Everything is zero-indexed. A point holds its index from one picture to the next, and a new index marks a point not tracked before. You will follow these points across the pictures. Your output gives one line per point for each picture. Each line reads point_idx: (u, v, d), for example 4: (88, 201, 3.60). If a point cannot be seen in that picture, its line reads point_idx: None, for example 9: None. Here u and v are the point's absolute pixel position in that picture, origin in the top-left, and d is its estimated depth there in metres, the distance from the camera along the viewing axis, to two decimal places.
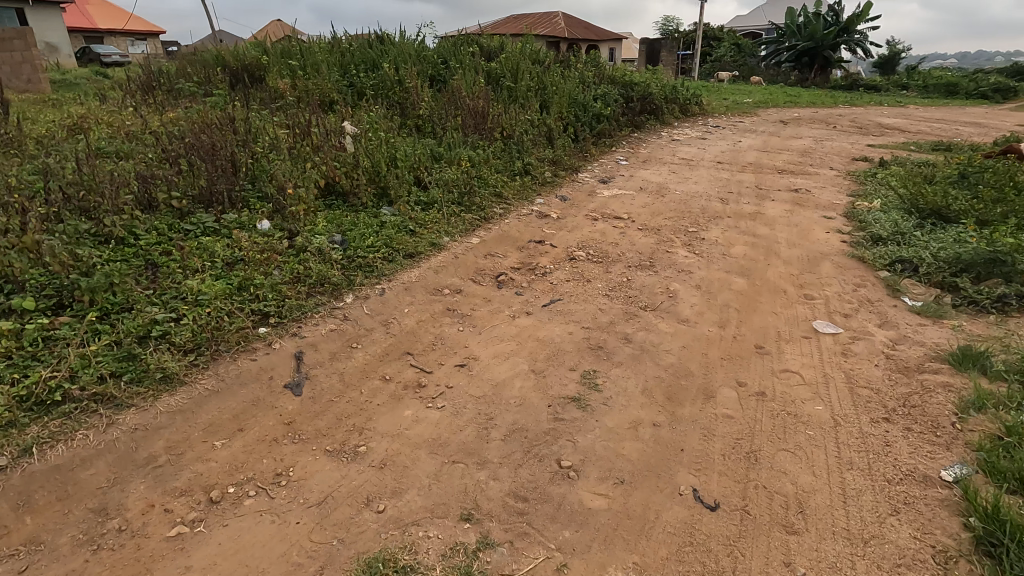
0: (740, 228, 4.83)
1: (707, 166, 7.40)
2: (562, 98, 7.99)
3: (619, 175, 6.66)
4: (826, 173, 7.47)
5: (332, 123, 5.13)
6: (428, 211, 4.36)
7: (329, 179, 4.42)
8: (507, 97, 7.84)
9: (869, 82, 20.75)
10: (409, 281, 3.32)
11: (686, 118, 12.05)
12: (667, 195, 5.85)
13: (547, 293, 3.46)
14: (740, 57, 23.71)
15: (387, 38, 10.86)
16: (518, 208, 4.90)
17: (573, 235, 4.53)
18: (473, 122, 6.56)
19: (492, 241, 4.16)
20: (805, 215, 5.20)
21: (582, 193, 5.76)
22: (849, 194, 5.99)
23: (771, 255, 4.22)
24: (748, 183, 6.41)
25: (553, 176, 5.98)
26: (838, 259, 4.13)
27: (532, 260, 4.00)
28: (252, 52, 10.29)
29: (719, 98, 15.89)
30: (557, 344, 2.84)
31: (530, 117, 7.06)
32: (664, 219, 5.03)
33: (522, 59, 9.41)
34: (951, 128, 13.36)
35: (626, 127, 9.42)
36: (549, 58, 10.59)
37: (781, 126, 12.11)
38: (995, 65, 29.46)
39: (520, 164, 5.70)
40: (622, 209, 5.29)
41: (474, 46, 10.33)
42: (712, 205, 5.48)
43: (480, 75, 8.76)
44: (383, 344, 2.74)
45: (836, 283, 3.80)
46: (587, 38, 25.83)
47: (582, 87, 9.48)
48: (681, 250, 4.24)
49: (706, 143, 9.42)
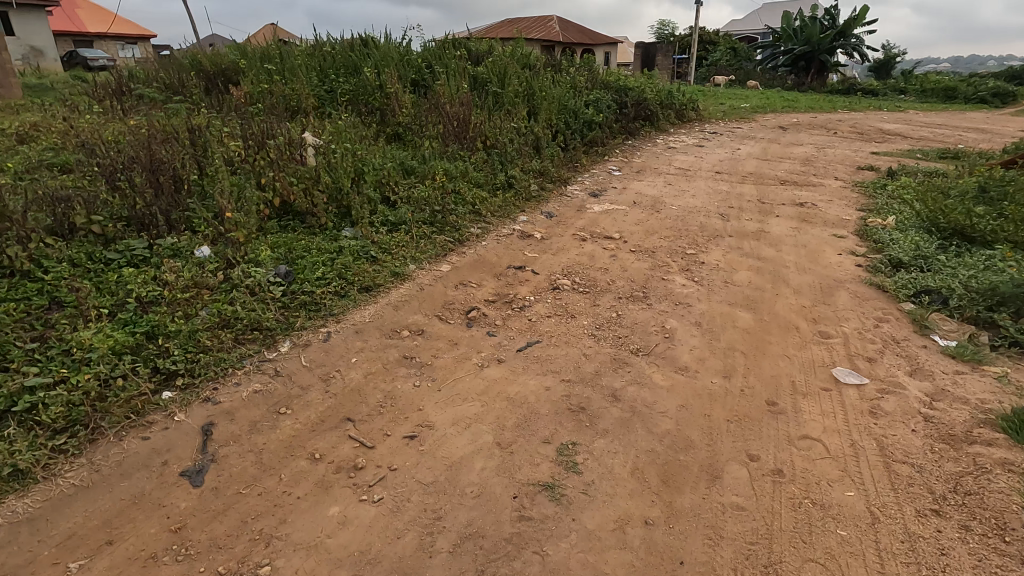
0: (742, 250, 4.38)
1: (705, 177, 6.97)
2: (552, 104, 7.54)
3: (611, 188, 6.22)
4: (831, 184, 7.04)
5: (293, 133, 4.66)
6: (394, 233, 3.90)
7: (284, 197, 3.96)
8: (492, 104, 7.40)
9: (866, 87, 20.41)
10: (361, 321, 2.86)
11: (682, 123, 11.64)
12: (662, 210, 5.41)
13: (523, 334, 3.00)
14: (736, 61, 23.38)
15: (370, 41, 10.41)
16: (498, 227, 4.45)
17: (558, 258, 4.06)
18: (455, 131, 6.11)
19: (465, 268, 3.70)
20: (814, 234, 4.76)
21: (571, 208, 5.31)
22: (858, 209, 5.55)
23: (778, 282, 3.77)
24: (749, 196, 5.97)
25: (539, 189, 5.53)
26: (854, 288, 3.69)
27: (509, 290, 3.53)
28: (228, 56, 9.83)
29: (716, 102, 15.51)
30: (530, 403, 2.37)
31: (516, 126, 6.62)
32: (659, 239, 4.57)
33: (510, 63, 8.98)
34: (953, 134, 12.98)
35: (619, 134, 8.99)
36: (539, 62, 10.15)
37: (780, 132, 11.70)
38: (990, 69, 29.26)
39: (502, 178, 5.26)
40: (613, 227, 4.84)
41: (461, 49, 9.89)
42: (711, 222, 5.04)
43: (466, 80, 8.32)
44: (318, 407, 2.26)
45: (855, 317, 3.35)
46: (582, 42, 25.46)
47: (573, 92, 9.05)
48: (678, 277, 3.78)
49: (703, 151, 8.99)
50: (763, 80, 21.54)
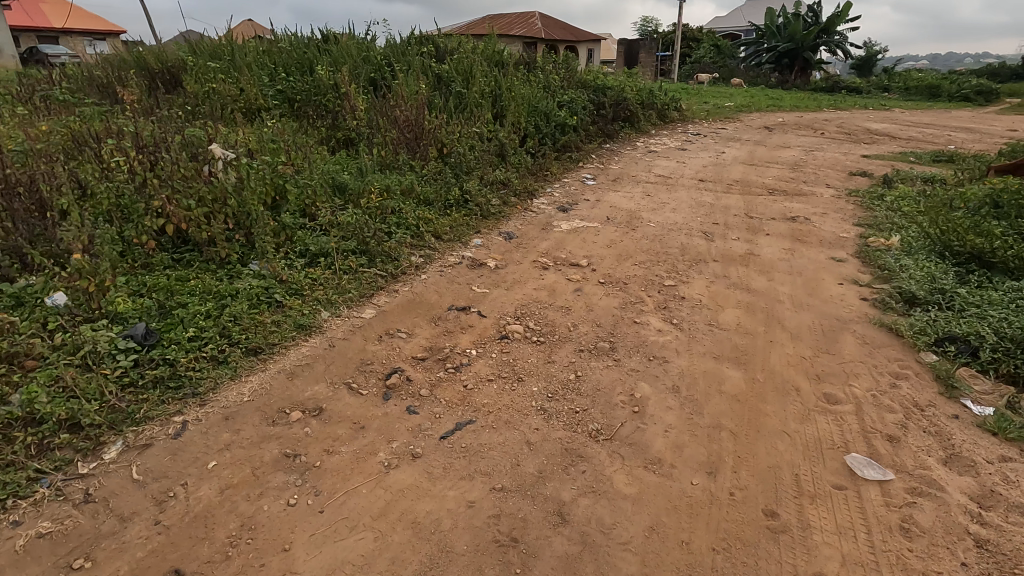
0: (729, 279, 3.76)
1: (687, 186, 6.37)
2: (520, 106, 6.92)
3: (583, 200, 5.59)
4: (823, 193, 6.48)
5: (203, 141, 3.96)
6: (311, 267, 3.23)
7: (178, 224, 3.26)
8: (455, 106, 6.76)
9: (850, 85, 20.06)
10: (235, 401, 2.18)
11: (664, 124, 11.08)
12: (638, 228, 4.79)
13: (453, 409, 2.34)
14: (720, 59, 22.93)
15: (330, 37, 9.68)
16: (445, 254, 3.79)
17: (512, 294, 3.42)
18: (407, 139, 5.44)
19: (395, 311, 3.04)
20: (809, 258, 4.16)
21: (535, 226, 4.67)
22: (856, 225, 5.00)
23: (773, 323, 3.15)
24: (734, 209, 5.39)
25: (501, 205, 4.88)
26: (863, 331, 3.08)
27: (446, 341, 2.88)
28: (174, 52, 9.05)
29: (699, 101, 15.00)
30: (442, 535, 1.73)
31: (478, 133, 5.98)
32: (633, 266, 3.95)
33: (478, 61, 8.32)
34: (942, 134, 12.56)
35: (596, 137, 8.38)
36: (511, 59, 9.49)
37: (766, 133, 11.17)
38: (967, 66, 29.15)
39: (456, 194, 4.60)
40: (581, 250, 4.21)
41: (428, 46, 9.23)
42: (693, 243, 4.42)
43: (428, 83, 7.65)
44: (137, 553, 1.60)
45: (867, 372, 2.74)
46: (564, 39, 24.86)
47: (547, 93, 8.42)
48: (654, 319, 3.15)
49: (686, 155, 8.41)
50: (747, 77, 21.10)
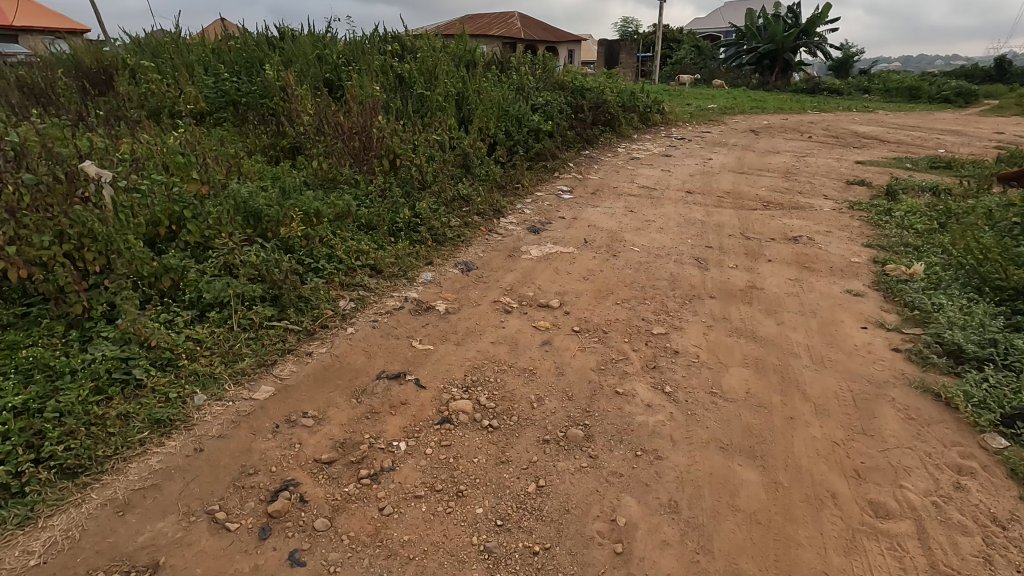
0: (730, 324, 3.10)
1: (674, 199, 5.74)
2: (488, 111, 6.24)
3: (557, 219, 4.92)
4: (821, 205, 5.90)
5: (82, 157, 3.19)
6: (198, 325, 2.49)
7: (26, 268, 2.44)
8: (415, 111, 6.06)
9: (831, 86, 19.74)
10: (14, 569, 1.49)
11: (646, 127, 10.50)
12: (621, 253, 4.13)
13: (356, 556, 1.64)
14: (701, 60, 22.52)
15: (284, 32, 8.88)
16: (383, 296, 3.08)
17: (463, 352, 2.71)
18: (354, 150, 4.72)
19: (303, 385, 2.32)
20: (821, 292, 3.53)
21: (500, 254, 3.98)
22: (865, 248, 4.41)
23: (790, 390, 2.49)
24: (728, 228, 4.78)
25: (460, 227, 4.19)
26: (904, 399, 2.45)
27: (368, 429, 2.17)
28: (108, 48, 8.17)
29: (681, 103, 14.50)
30: None
31: (439, 141, 5.28)
32: (614, 306, 3.28)
33: (444, 61, 7.62)
34: (930, 137, 12.15)
35: (574, 143, 7.75)
36: (482, 59, 8.78)
37: (752, 137, 10.63)
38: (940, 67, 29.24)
39: (405, 215, 3.89)
40: (553, 285, 3.53)
41: (392, 44, 8.51)
42: (684, 274, 3.77)
43: (388, 85, 6.92)
44: None
45: (921, 465, 2.10)
46: (544, 39, 24.23)
47: (520, 96, 7.75)
48: (641, 387, 2.47)
49: (670, 162, 7.80)
50: (728, 79, 20.75)
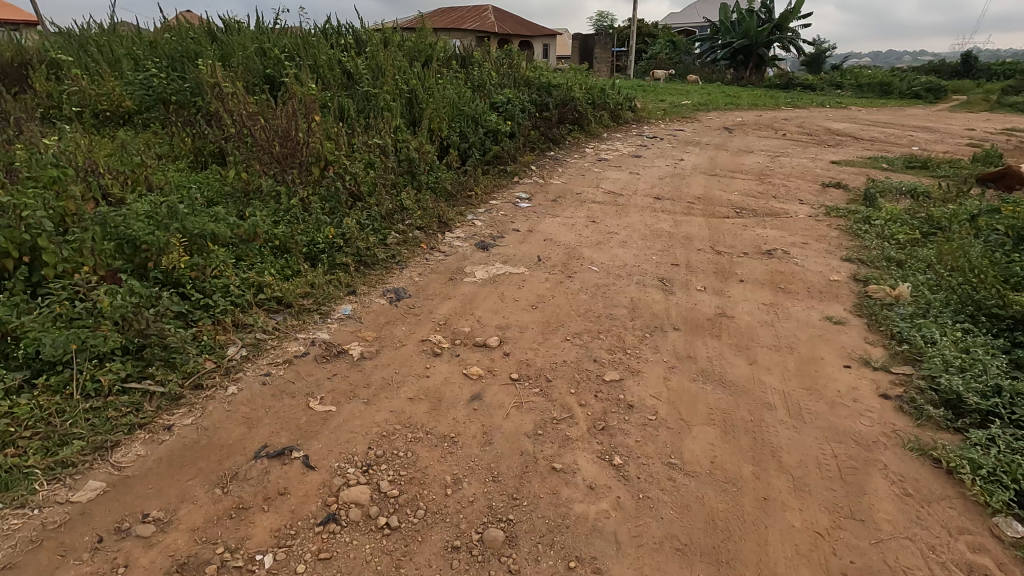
0: (695, 365, 2.67)
1: (640, 207, 5.31)
2: (441, 111, 5.74)
3: (511, 232, 4.46)
4: (796, 211, 5.54)
5: None
6: (22, 395, 1.96)
7: None
8: (359, 112, 5.53)
9: (805, 80, 19.60)
10: None
11: (617, 126, 10.10)
12: (577, 273, 3.68)
13: None
14: (675, 55, 22.22)
15: (226, 23, 8.20)
16: (283, 339, 2.58)
17: (372, 412, 2.23)
18: (278, 157, 4.19)
19: (147, 477, 1.82)
20: (799, 320, 3.13)
21: (439, 278, 3.51)
22: (844, 264, 4.04)
23: (763, 458, 2.07)
24: (696, 240, 4.37)
25: (393, 247, 3.71)
26: (899, 466, 2.04)
27: (225, 536, 1.67)
28: (28, 39, 7.43)
29: (655, 99, 14.16)
30: None
31: (380, 145, 4.77)
32: (563, 343, 2.83)
33: (397, 56, 7.07)
34: (903, 134, 11.94)
35: (538, 145, 7.29)
36: (440, 54, 8.23)
37: (725, 136, 10.27)
38: (909, 64, 29.46)
39: (325, 235, 3.39)
40: (495, 316, 3.07)
41: (345, 37, 7.94)
42: (646, 299, 3.33)
43: (333, 83, 6.36)
44: None
45: (924, 564, 1.69)
46: (517, 33, 23.65)
47: (480, 94, 7.25)
48: (584, 459, 2.03)
49: (639, 164, 7.40)
50: (702, 75, 20.53)
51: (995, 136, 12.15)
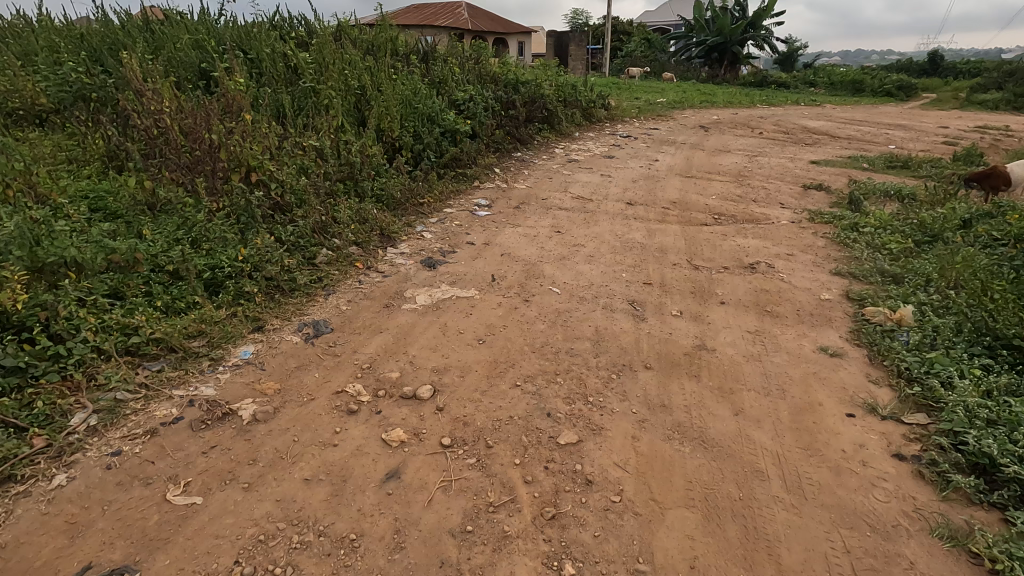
0: (669, 418, 2.20)
1: (610, 215, 4.85)
2: (392, 109, 5.20)
3: (464, 245, 3.95)
4: (778, 216, 5.15)
5: None
6: None
7: None
8: (299, 110, 4.97)
9: (779, 78, 19.43)
10: None
11: (589, 124, 9.66)
12: (536, 296, 3.18)
13: None
14: (650, 52, 21.92)
15: (163, 11, 7.49)
16: (151, 400, 2.03)
17: (252, 503, 1.70)
18: (190, 162, 3.60)
19: None
20: (790, 352, 2.68)
21: (372, 306, 2.98)
22: (834, 279, 3.64)
23: (757, 559, 1.60)
24: (671, 252, 3.92)
25: (315, 269, 3.18)
26: (928, 566, 1.60)
27: None
28: None
29: (629, 97, 13.77)
30: None
31: (316, 148, 4.21)
32: (511, 391, 2.33)
33: (348, 49, 6.49)
34: (879, 132, 11.75)
35: (503, 146, 6.80)
36: (399, 47, 7.66)
37: (700, 134, 9.90)
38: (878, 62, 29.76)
39: (224, 258, 2.82)
40: (432, 355, 2.55)
41: (295, 28, 7.33)
42: (613, 328, 2.85)
43: (274, 80, 5.77)
44: None
45: None
46: (491, 30, 23.10)
47: (439, 90, 6.71)
48: (525, 572, 1.54)
49: (612, 165, 6.95)
50: (678, 72, 20.26)
51: (969, 134, 12.03)
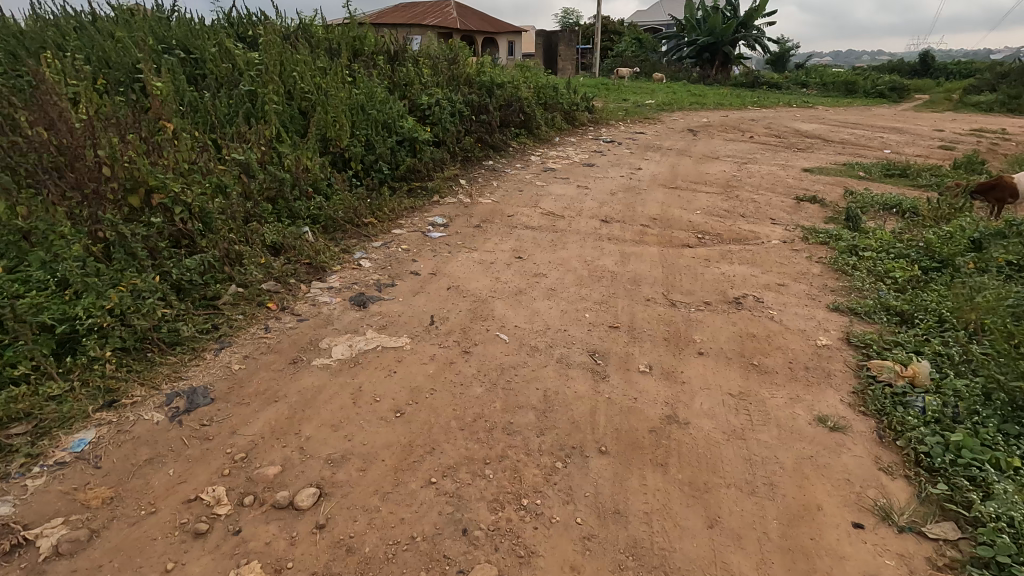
0: (623, 533, 1.69)
1: (581, 235, 4.34)
2: (339, 116, 4.66)
3: (407, 275, 3.43)
4: (768, 234, 4.66)
5: None
6: None
7: None
8: (233, 115, 4.42)
9: (771, 78, 18.99)
10: None
11: (571, 128, 9.16)
12: (479, 345, 2.66)
13: None
14: (641, 52, 21.43)
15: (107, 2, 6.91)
16: None
17: None
18: (76, 179, 3.05)
19: None
20: (781, 425, 2.17)
21: (274, 362, 2.45)
22: (832, 316, 3.14)
23: None
24: (645, 283, 3.42)
25: (208, 315, 2.63)
26: None
27: None
28: None
29: (616, 98, 13.29)
30: None
31: (241, 162, 3.65)
32: (423, 492, 1.81)
33: (302, 49, 5.95)
34: (873, 136, 11.33)
35: (473, 154, 6.28)
36: (364, 45, 7.12)
37: (688, 139, 9.40)
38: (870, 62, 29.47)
39: (77, 309, 2.23)
40: (331, 435, 2.03)
41: (251, 23, 6.77)
42: (565, 391, 2.33)
43: (215, 82, 5.19)
44: None
45: None
46: (479, 29, 22.61)
47: (403, 93, 6.18)
48: None
49: (590, 174, 6.45)
50: (668, 73, 19.82)
51: (966, 137, 11.61)
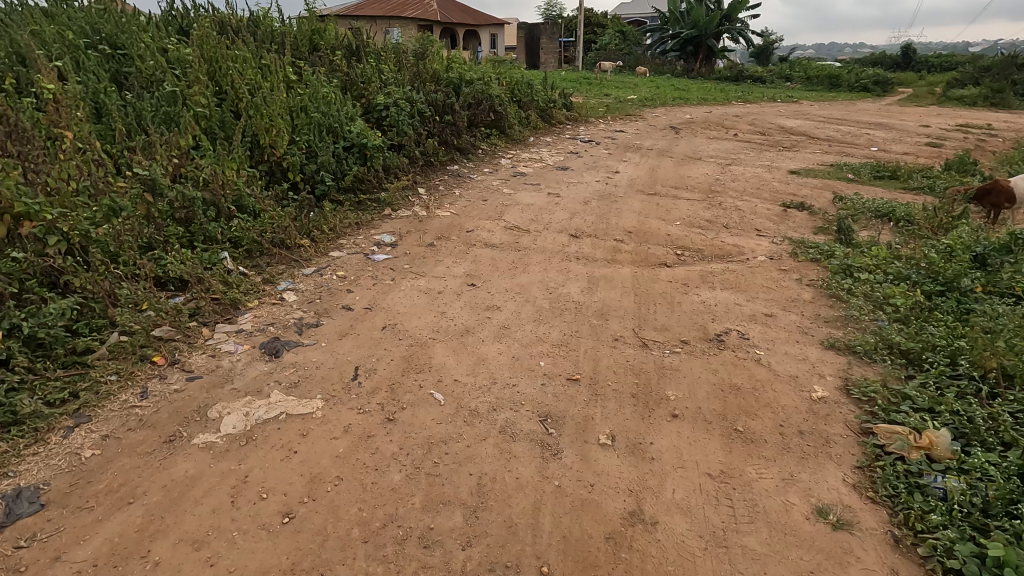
0: None
1: (547, 254, 3.87)
2: (274, 120, 4.12)
3: (337, 310, 2.94)
4: (754, 248, 4.23)
5: None
6: None
7: None
8: (148, 118, 3.86)
9: (755, 72, 18.63)
10: None
11: (547, 125, 8.67)
12: (407, 410, 2.18)
13: None
14: (624, 44, 20.94)
15: None
16: None
17: None
18: None
19: None
20: (772, 524, 1.72)
21: (142, 442, 1.96)
22: (827, 356, 2.70)
23: None
24: (613, 317, 2.96)
25: (69, 379, 2.15)
26: None
27: None
28: None
29: (598, 93, 12.81)
30: None
31: (145, 178, 3.13)
32: None
33: (244, 44, 5.39)
34: (859, 132, 11.00)
35: (435, 158, 5.77)
36: (320, 40, 6.57)
37: (670, 137, 8.95)
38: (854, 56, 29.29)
39: None
40: (189, 559, 1.55)
41: (194, 12, 6.18)
42: (506, 477, 1.86)
43: (140, 80, 4.62)
44: None
45: None
46: (459, 20, 21.96)
47: (359, 93, 5.66)
48: None
49: (563, 179, 5.98)
50: (652, 66, 19.35)
51: (952, 134, 11.32)
